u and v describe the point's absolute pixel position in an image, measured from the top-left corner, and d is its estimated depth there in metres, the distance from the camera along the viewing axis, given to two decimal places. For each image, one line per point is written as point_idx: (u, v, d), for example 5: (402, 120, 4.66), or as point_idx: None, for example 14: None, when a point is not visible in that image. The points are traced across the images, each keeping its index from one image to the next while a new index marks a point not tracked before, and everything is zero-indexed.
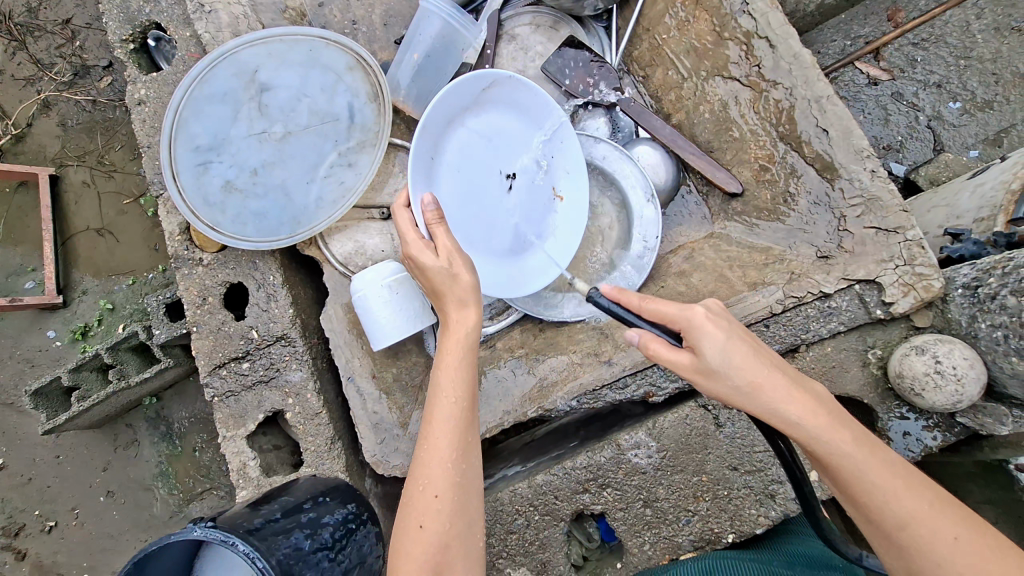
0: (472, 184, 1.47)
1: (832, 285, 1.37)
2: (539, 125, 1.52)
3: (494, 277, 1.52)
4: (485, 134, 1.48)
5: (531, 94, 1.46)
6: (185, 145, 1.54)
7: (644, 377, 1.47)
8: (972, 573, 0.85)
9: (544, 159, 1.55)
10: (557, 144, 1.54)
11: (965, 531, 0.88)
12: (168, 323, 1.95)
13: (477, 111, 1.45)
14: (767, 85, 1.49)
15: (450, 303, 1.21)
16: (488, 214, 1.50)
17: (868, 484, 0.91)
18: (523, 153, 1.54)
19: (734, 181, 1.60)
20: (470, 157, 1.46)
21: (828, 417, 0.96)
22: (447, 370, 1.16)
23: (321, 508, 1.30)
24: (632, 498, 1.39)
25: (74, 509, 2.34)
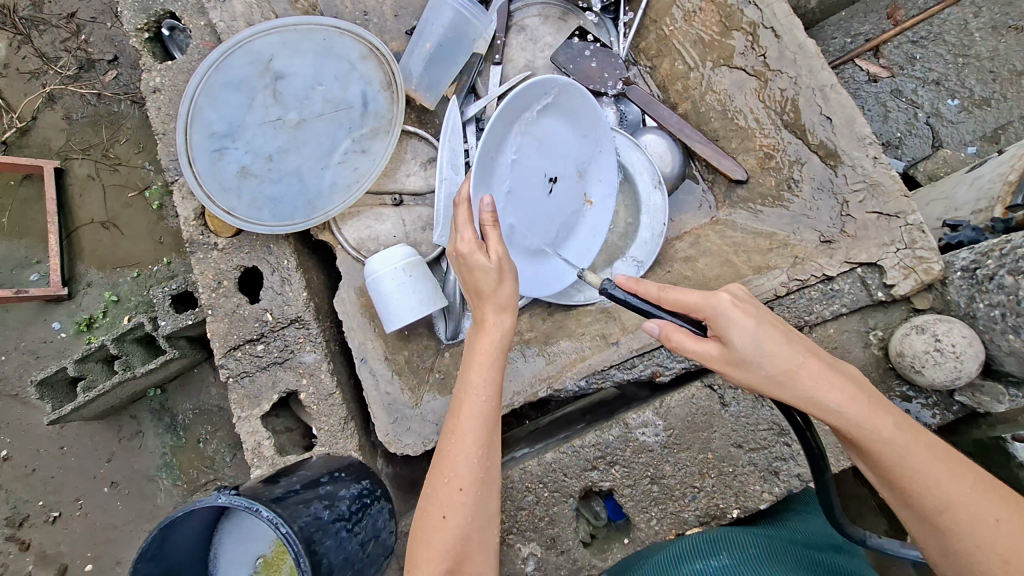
0: (519, 188, 1.28)
1: (834, 268, 1.41)
2: (582, 129, 1.39)
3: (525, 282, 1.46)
4: (535, 135, 1.27)
5: (584, 97, 1.31)
6: (201, 132, 1.58)
7: (650, 358, 1.51)
8: (1012, 553, 0.90)
9: (582, 164, 1.45)
10: (596, 150, 1.47)
11: (1004, 513, 0.93)
12: (173, 315, 1.98)
13: (532, 112, 1.23)
14: (773, 74, 1.53)
15: (488, 306, 1.19)
16: (529, 220, 1.37)
17: (907, 465, 0.96)
18: (568, 158, 1.39)
19: (739, 169, 1.63)
20: (519, 158, 1.24)
21: (870, 403, 0.99)
22: (474, 370, 1.19)
23: (338, 482, 1.33)
24: (639, 475, 1.43)
25: (78, 499, 2.37)
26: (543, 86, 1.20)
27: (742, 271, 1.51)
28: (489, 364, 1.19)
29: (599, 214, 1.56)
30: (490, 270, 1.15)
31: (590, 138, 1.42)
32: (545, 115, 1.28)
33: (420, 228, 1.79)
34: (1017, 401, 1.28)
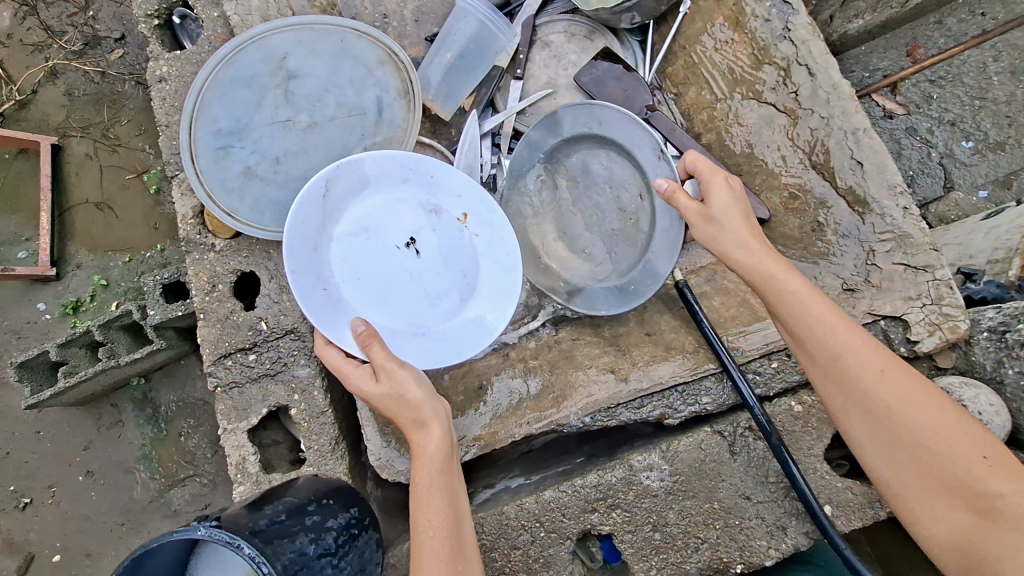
0: (379, 272, 1.44)
1: (858, 319, 1.37)
2: (399, 178, 1.46)
3: (463, 336, 1.47)
4: (360, 227, 1.43)
5: (370, 166, 1.41)
6: (206, 127, 1.52)
7: (660, 399, 1.44)
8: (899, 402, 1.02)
9: (431, 202, 1.48)
10: (429, 182, 1.47)
11: (963, 434, 0.99)
12: (163, 305, 1.90)
13: (335, 214, 1.39)
14: (804, 112, 1.49)
15: (407, 424, 1.20)
16: (423, 287, 1.47)
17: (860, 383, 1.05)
18: (411, 216, 1.47)
19: (762, 207, 1.56)
20: (360, 255, 1.43)
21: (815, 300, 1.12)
22: (422, 510, 1.14)
23: (325, 511, 1.26)
24: (640, 521, 1.36)
25: (51, 487, 2.28)
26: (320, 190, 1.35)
27: (759, 313, 1.46)
28: (430, 495, 1.15)
29: (494, 238, 1.49)
30: (380, 394, 1.22)
31: (414, 177, 1.46)
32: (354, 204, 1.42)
33: None
34: None
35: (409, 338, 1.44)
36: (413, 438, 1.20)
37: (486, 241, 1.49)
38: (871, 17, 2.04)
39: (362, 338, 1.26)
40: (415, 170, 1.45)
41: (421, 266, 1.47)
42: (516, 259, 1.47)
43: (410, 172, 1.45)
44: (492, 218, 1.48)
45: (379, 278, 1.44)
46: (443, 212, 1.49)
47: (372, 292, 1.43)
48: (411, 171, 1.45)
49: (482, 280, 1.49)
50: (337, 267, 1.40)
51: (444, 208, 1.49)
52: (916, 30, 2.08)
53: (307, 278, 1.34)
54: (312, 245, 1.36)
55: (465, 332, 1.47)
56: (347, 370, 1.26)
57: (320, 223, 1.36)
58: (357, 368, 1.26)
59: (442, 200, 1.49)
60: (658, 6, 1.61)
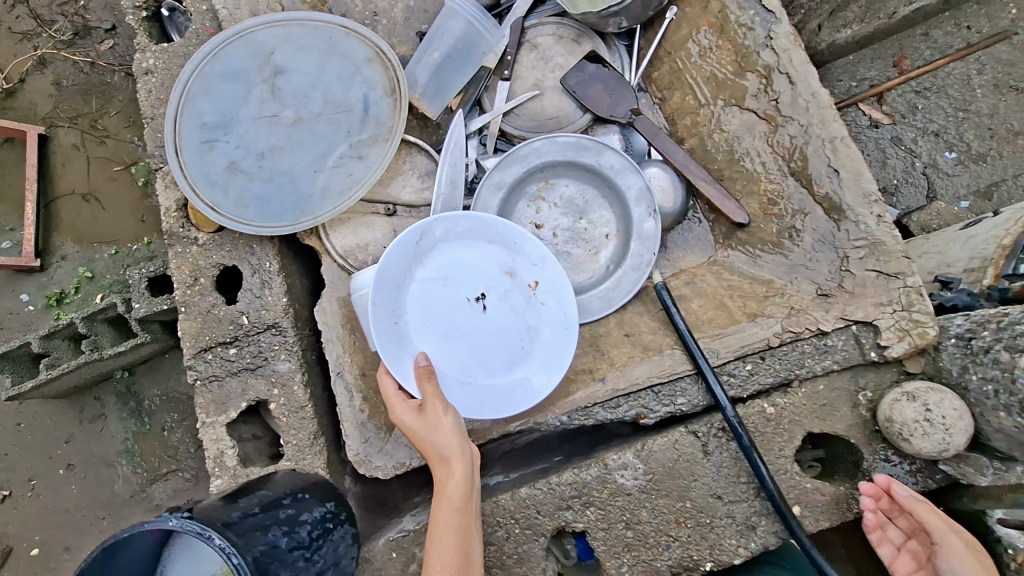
0: (445, 321, 1.43)
1: (830, 323, 1.40)
2: (485, 236, 1.47)
3: (507, 397, 1.43)
4: (439, 273, 1.44)
5: (468, 219, 1.44)
6: (192, 121, 1.54)
7: (635, 399, 1.46)
8: None
9: (507, 263, 1.48)
10: (512, 245, 1.48)
11: None
12: (148, 298, 1.90)
13: (418, 259, 1.41)
14: (783, 120, 1.52)
15: (432, 459, 1.23)
16: (482, 343, 1.44)
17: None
18: (486, 270, 1.47)
19: (742, 212, 1.57)
20: (430, 300, 1.42)
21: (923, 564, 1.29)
22: (435, 544, 1.15)
23: (300, 505, 1.27)
24: (614, 519, 1.38)
25: (30, 479, 2.27)
26: (412, 233, 1.38)
27: (735, 317, 1.48)
28: (444, 530, 1.16)
29: (559, 307, 1.47)
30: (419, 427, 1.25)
31: (498, 237, 1.47)
32: (436, 251, 1.44)
33: None
34: (1000, 476, 1.26)
35: (457, 385, 1.40)
36: (440, 476, 1.21)
37: (551, 310, 1.48)
38: (859, 27, 2.07)
39: (421, 373, 1.30)
40: (504, 230, 1.46)
41: (488, 321, 1.45)
42: (573, 336, 1.45)
43: (497, 230, 1.46)
44: (561, 291, 1.47)
45: (444, 326, 1.42)
46: (517, 275, 1.48)
47: (435, 339, 1.41)
48: (500, 230, 1.46)
49: (538, 345, 1.46)
50: (410, 308, 1.41)
51: (519, 271, 1.48)
52: (903, 41, 2.12)
53: (382, 311, 1.36)
54: (395, 283, 1.38)
55: (513, 396, 1.43)
56: (396, 401, 1.30)
57: (406, 264, 1.39)
58: (404, 402, 1.29)
59: (519, 263, 1.49)
60: (645, 11, 1.64)
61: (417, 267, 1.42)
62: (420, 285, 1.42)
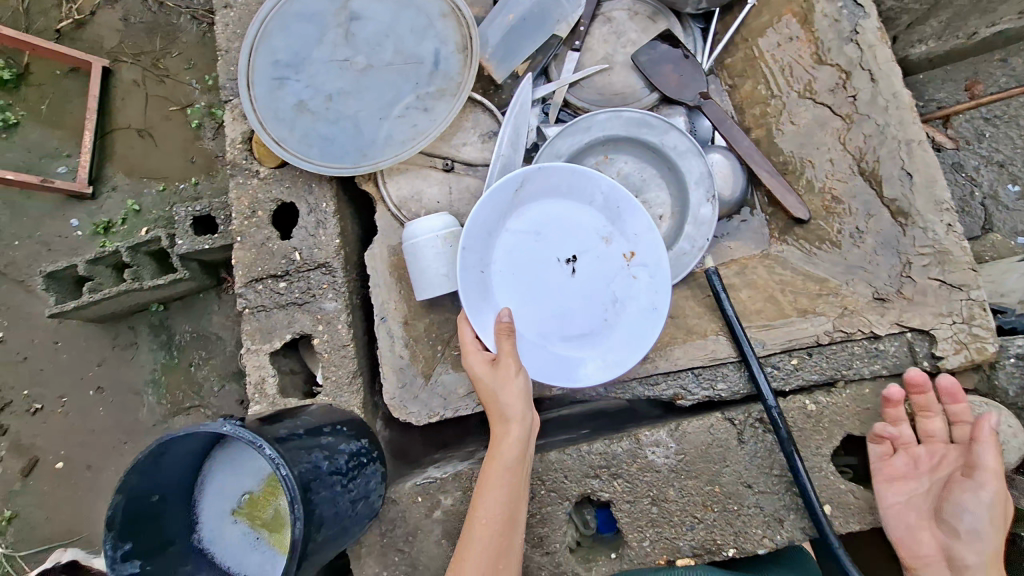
0: (532, 277, 1.45)
1: (883, 328, 1.37)
2: (589, 198, 1.47)
3: (579, 365, 1.43)
4: (534, 228, 1.46)
5: (574, 180, 1.43)
6: (265, 57, 1.57)
7: (674, 379, 1.46)
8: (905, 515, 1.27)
9: (606, 230, 1.47)
10: (613, 211, 1.46)
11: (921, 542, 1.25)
12: (191, 237, 1.97)
13: (515, 211, 1.44)
14: (860, 117, 1.49)
15: (494, 417, 1.27)
16: (565, 306, 1.45)
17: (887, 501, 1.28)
18: (580, 233, 1.47)
19: (803, 208, 1.54)
20: (521, 252, 1.46)
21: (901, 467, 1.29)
22: (484, 502, 1.21)
23: (338, 435, 1.29)
24: (641, 494, 1.38)
25: (62, 397, 2.36)
26: (514, 184, 1.40)
27: (785, 310, 1.46)
28: (496, 490, 1.22)
29: (650, 286, 1.43)
30: (488, 384, 1.29)
31: (601, 202, 1.46)
32: (534, 206, 1.46)
33: (465, 200, 1.69)
34: None
35: (532, 344, 1.42)
36: (500, 434, 1.26)
37: (642, 289, 1.43)
38: (936, 44, 1.96)
39: (500, 329, 1.31)
40: (608, 196, 1.44)
41: (574, 284, 1.46)
42: (660, 317, 1.39)
43: (600, 195, 1.45)
44: (654, 272, 1.42)
45: (529, 282, 1.45)
46: (613, 245, 1.47)
47: (518, 292, 1.44)
48: (603, 195, 1.45)
49: (621, 319, 1.44)
50: (500, 258, 1.45)
51: (616, 240, 1.47)
52: (979, 65, 2.00)
53: (471, 258, 1.41)
54: (488, 231, 1.42)
55: (585, 368, 1.42)
56: (472, 349, 1.34)
57: (503, 214, 1.42)
58: (479, 352, 1.34)
59: (617, 231, 1.47)
60: None
61: (513, 219, 1.46)
62: (513, 237, 1.45)
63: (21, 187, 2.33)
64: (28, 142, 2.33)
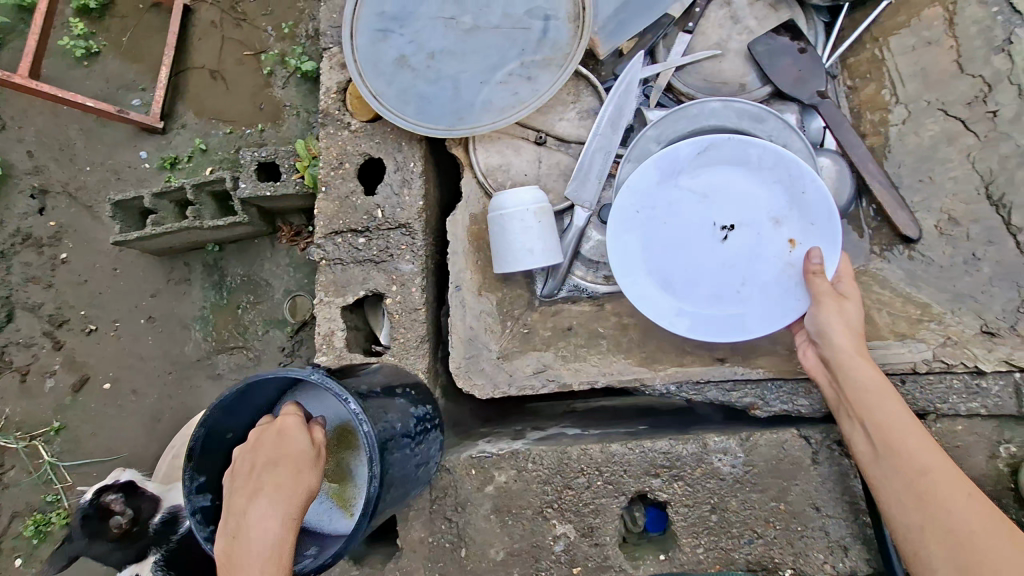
0: (685, 236, 1.44)
1: (990, 364, 1.28)
2: (773, 174, 1.40)
3: (704, 328, 1.41)
4: (703, 190, 1.44)
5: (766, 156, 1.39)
6: (373, 10, 1.59)
7: (753, 387, 1.40)
8: (915, 453, 1.15)
9: (779, 212, 1.40)
10: (795, 195, 1.39)
11: (962, 499, 1.09)
12: (254, 180, 2.03)
13: (691, 169, 1.44)
14: (997, 136, 1.38)
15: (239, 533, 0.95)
16: (708, 269, 1.42)
17: (877, 427, 1.19)
18: (751, 207, 1.42)
19: (914, 226, 1.43)
20: (683, 210, 1.45)
21: (883, 393, 1.21)
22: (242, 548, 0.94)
23: (407, 397, 1.32)
24: (701, 498, 1.36)
25: (115, 321, 2.44)
26: (697, 143, 1.41)
27: (881, 332, 1.36)
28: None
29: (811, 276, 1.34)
30: (298, 453, 0.99)
31: (784, 183, 1.40)
32: (711, 170, 1.43)
33: (553, 176, 1.63)
34: None
35: (660, 292, 1.43)
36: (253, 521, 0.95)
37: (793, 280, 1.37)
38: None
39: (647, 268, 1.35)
40: (792, 179, 1.39)
41: (727, 254, 1.42)
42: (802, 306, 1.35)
43: (787, 176, 1.39)
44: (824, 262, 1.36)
45: (678, 239, 1.44)
46: (782, 228, 1.40)
47: (660, 244, 1.45)
48: (787, 176, 1.39)
49: (760, 298, 1.39)
50: (659, 206, 1.45)
51: (787, 224, 1.40)
52: None
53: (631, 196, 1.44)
54: (657, 177, 1.44)
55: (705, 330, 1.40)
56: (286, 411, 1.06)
57: (677, 167, 1.43)
58: (314, 427, 1.05)
59: (790, 214, 1.40)
60: None
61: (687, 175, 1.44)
62: (677, 192, 1.45)
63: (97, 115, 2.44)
64: (108, 73, 2.46)
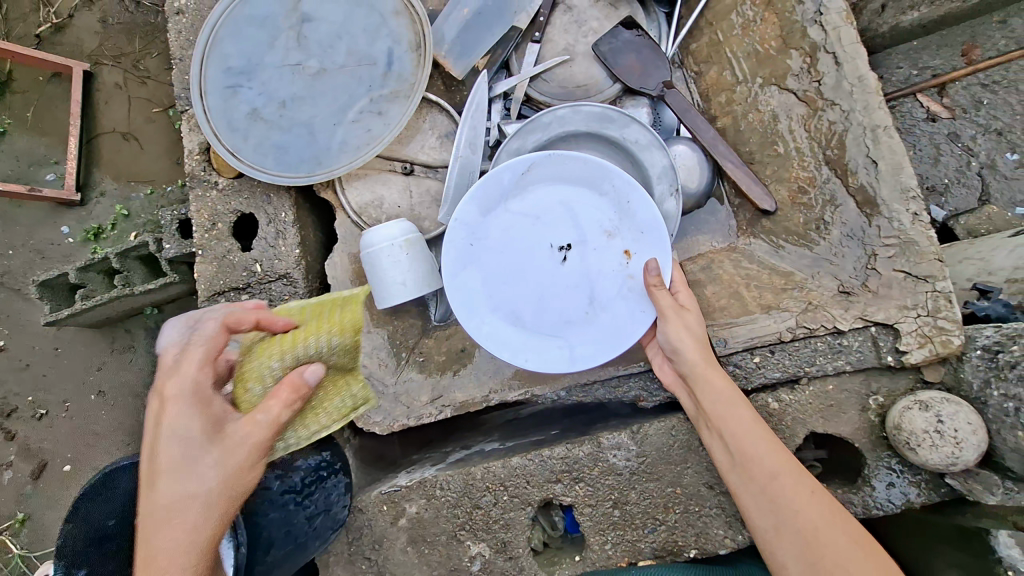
0: (521, 265, 1.35)
1: (847, 322, 1.34)
2: (598, 187, 1.34)
3: (552, 356, 1.36)
4: (532, 212, 1.35)
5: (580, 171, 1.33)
6: (217, 65, 1.54)
7: (636, 381, 1.45)
8: (762, 454, 1.20)
9: (610, 223, 1.35)
10: (621, 206, 1.34)
11: (808, 495, 1.15)
12: (178, 241, 1.93)
13: (516, 194, 1.34)
14: (824, 104, 1.42)
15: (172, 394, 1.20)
16: (548, 293, 1.36)
17: (733, 437, 1.22)
18: (584, 223, 1.35)
19: (769, 199, 1.48)
20: (516, 237, 1.34)
21: (732, 403, 1.25)
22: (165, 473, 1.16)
23: (296, 451, 1.30)
24: (602, 497, 1.39)
25: (65, 402, 2.38)
26: (518, 165, 1.31)
27: (749, 307, 1.43)
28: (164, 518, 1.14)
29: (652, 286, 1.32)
30: None
31: (609, 194, 1.34)
32: (537, 191, 1.34)
33: (426, 203, 1.67)
34: (1011, 497, 1.20)
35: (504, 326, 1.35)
36: None
37: (634, 292, 1.34)
38: (928, 11, 1.82)
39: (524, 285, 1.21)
40: (617, 189, 1.33)
41: (565, 275, 1.35)
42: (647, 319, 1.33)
43: (612, 187, 1.33)
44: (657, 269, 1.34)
45: (514, 267, 1.35)
46: (615, 240, 1.35)
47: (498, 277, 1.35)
48: (613, 186, 1.33)
49: (604, 315, 1.35)
50: (490, 237, 1.34)
51: (619, 236, 1.35)
52: (977, 27, 1.86)
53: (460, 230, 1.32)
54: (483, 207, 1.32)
55: (556, 358, 1.36)
56: None
57: (503, 193, 1.32)
58: None
59: (621, 225, 1.35)
60: None
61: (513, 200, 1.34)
62: (505, 219, 1.34)
63: (8, 198, 2.29)
64: (16, 150, 2.30)
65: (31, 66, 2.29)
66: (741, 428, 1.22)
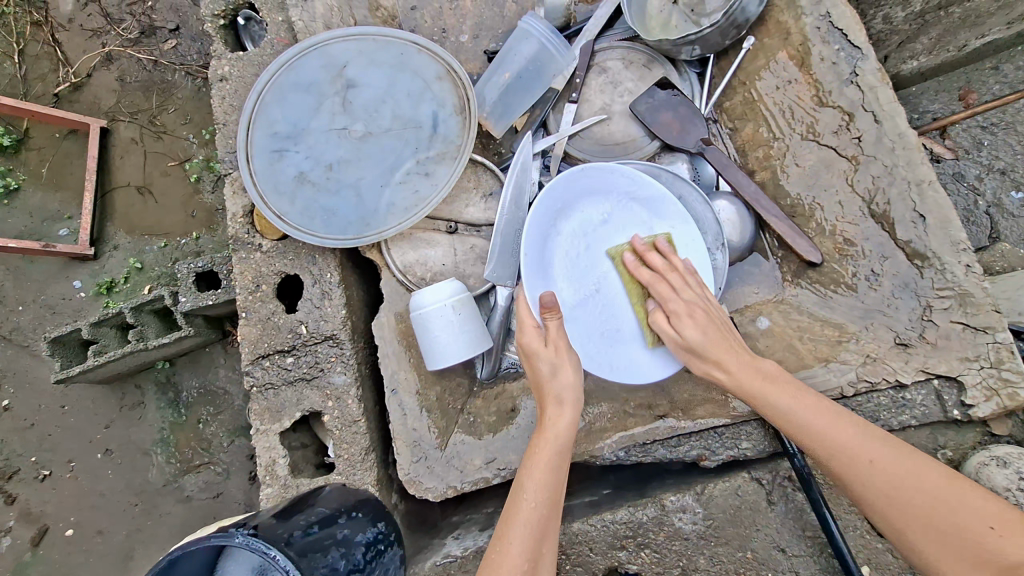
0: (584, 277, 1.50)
1: (909, 375, 1.34)
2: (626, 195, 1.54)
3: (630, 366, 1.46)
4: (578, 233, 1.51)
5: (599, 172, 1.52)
6: (264, 130, 1.56)
7: (698, 440, 1.43)
8: (877, 463, 1.08)
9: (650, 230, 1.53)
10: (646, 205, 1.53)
11: (960, 491, 1.03)
12: (195, 293, 1.90)
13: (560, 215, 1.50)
14: (866, 159, 1.46)
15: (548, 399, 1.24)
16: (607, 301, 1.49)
17: (815, 430, 1.14)
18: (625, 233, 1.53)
19: (815, 251, 1.52)
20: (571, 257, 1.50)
21: (821, 412, 1.15)
22: (525, 481, 1.16)
23: (354, 524, 1.24)
24: (670, 564, 1.34)
25: (70, 462, 2.29)
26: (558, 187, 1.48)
27: (806, 360, 1.45)
28: (521, 530, 1.10)
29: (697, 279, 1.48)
30: None
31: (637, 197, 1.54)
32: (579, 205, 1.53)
33: (470, 260, 1.69)
34: None
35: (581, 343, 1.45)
36: None
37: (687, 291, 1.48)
38: (927, 60, 1.85)
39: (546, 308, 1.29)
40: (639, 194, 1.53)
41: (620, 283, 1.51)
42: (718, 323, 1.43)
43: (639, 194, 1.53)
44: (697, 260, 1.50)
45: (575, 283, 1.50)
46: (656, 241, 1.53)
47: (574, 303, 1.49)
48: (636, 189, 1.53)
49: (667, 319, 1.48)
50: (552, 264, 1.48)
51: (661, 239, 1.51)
52: (972, 73, 1.87)
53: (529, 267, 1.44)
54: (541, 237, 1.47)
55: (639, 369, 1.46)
56: None
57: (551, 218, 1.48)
58: None
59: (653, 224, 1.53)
60: (722, 40, 1.59)
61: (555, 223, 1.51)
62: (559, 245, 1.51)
63: (19, 253, 2.26)
64: (30, 207, 2.30)
65: (48, 124, 2.30)
66: (820, 432, 1.13)
